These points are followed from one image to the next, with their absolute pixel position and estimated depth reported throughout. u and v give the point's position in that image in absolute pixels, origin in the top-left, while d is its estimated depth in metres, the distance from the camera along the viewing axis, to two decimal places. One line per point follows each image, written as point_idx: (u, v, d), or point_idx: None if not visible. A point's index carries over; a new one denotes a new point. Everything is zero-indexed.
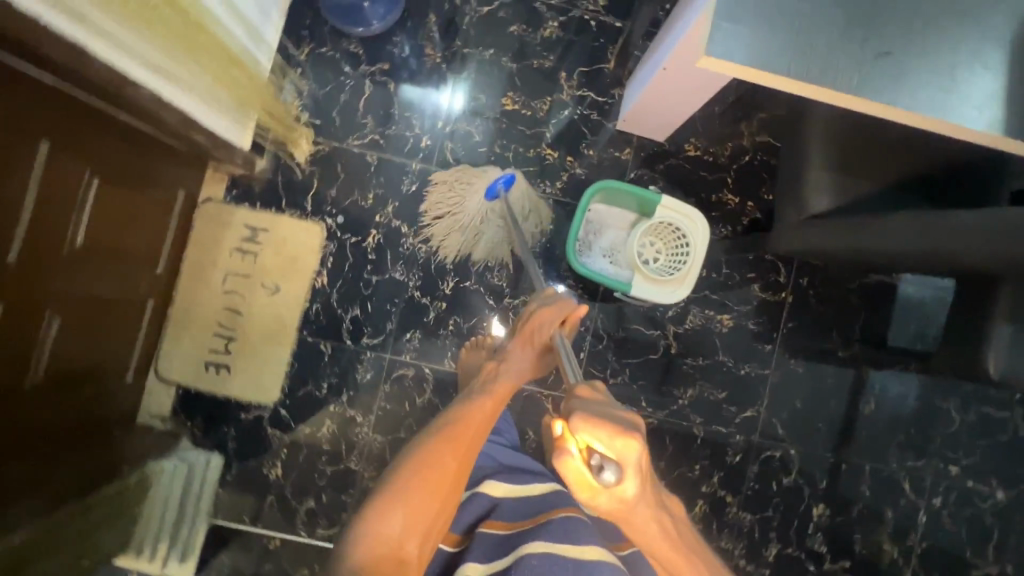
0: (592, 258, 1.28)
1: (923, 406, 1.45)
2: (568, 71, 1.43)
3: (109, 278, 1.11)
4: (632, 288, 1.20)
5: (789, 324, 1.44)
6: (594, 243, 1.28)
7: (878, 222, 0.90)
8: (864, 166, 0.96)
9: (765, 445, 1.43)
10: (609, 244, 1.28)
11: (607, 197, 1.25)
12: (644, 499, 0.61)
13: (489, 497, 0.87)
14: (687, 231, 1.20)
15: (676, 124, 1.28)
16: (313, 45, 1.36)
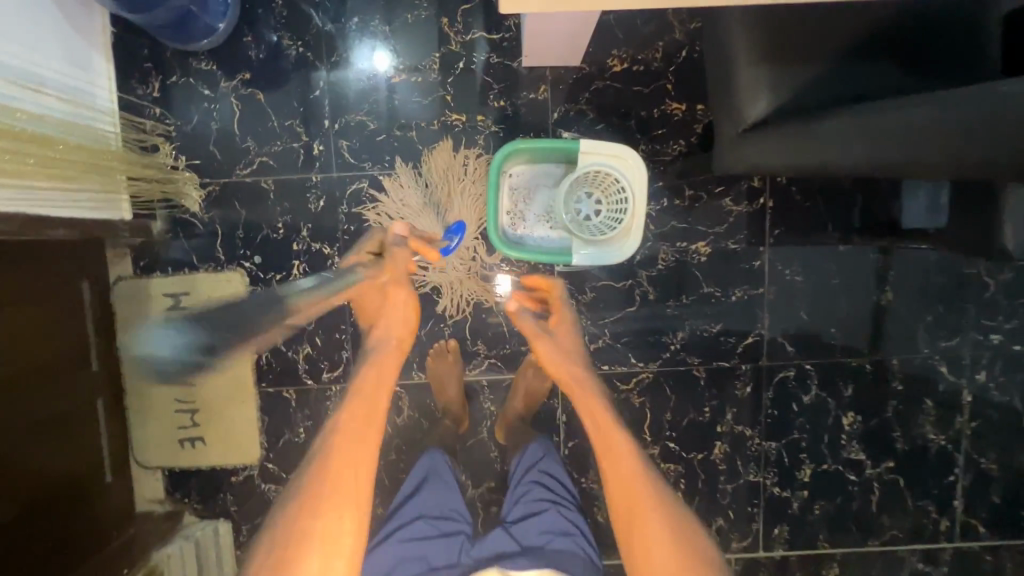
0: (529, 229, 1.12)
1: (949, 279, 1.27)
2: (450, 13, 1.20)
3: (40, 394, 1.06)
4: (573, 257, 1.06)
5: (776, 231, 1.26)
6: (523, 212, 1.12)
7: (825, 125, 0.75)
8: (797, 53, 0.80)
9: (778, 368, 1.30)
10: (539, 209, 1.12)
11: (521, 156, 1.09)
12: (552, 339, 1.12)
13: None
14: (619, 173, 1.03)
15: (582, 50, 1.10)
16: (161, 77, 1.19)
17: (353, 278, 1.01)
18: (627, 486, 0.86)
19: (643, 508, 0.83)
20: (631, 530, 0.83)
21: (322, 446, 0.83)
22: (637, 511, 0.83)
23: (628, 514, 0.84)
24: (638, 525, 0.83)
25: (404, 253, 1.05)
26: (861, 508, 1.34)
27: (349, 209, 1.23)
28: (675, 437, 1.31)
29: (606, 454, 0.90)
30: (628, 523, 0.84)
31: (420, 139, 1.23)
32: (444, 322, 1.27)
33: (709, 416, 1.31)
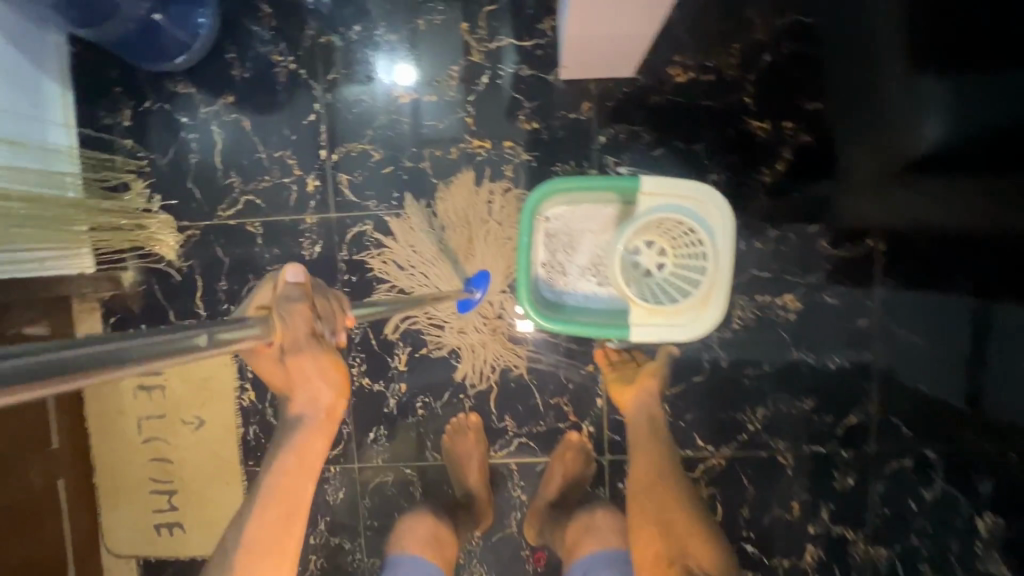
0: (572, 286, 0.89)
1: None
2: (471, 17, 0.98)
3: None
4: (630, 331, 0.83)
5: (888, 282, 0.97)
6: (565, 266, 0.89)
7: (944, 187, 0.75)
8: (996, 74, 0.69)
9: (889, 455, 1.01)
10: (585, 261, 0.88)
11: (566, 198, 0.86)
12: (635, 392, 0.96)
13: None
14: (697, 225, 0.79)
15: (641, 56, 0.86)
16: (132, 102, 1.01)
17: (249, 340, 0.48)
18: (654, 468, 0.87)
19: (668, 488, 0.85)
20: (648, 505, 0.84)
21: (244, 522, 0.62)
22: (663, 489, 0.85)
23: (650, 490, 0.85)
24: (659, 503, 0.84)
25: (298, 313, 0.52)
26: None
27: (350, 257, 1.02)
28: (754, 539, 1.04)
29: (642, 443, 0.89)
30: (647, 501, 0.84)
31: (436, 171, 1.00)
32: (466, 392, 1.04)
33: (798, 513, 1.03)
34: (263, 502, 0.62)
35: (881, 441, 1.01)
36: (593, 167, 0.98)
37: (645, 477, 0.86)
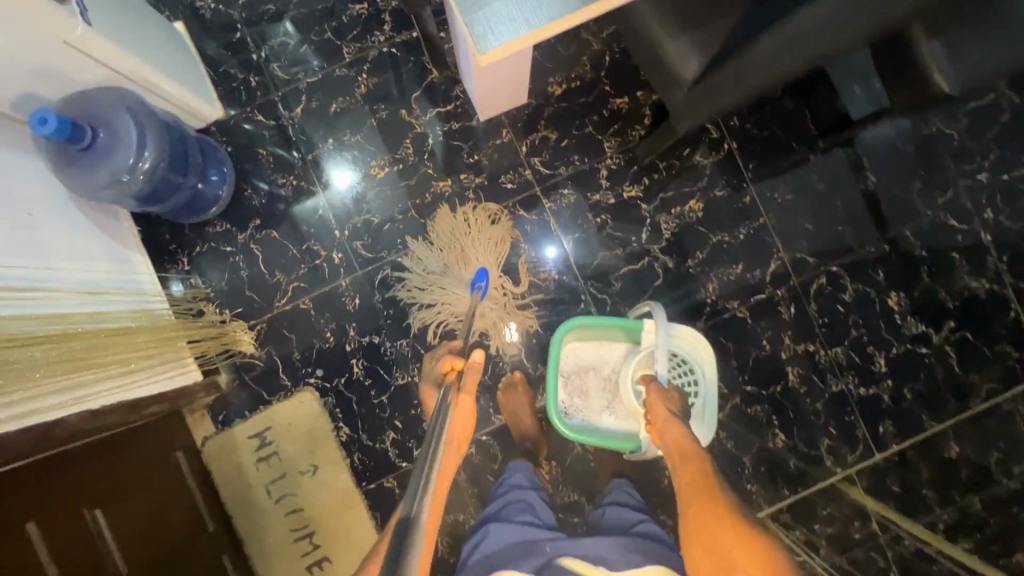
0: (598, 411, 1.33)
1: (917, 145, 1.38)
2: (405, 104, 1.37)
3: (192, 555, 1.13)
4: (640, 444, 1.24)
5: (750, 166, 1.37)
6: (580, 386, 1.35)
7: None
8: None
9: (809, 280, 1.37)
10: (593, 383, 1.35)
11: (582, 335, 1.32)
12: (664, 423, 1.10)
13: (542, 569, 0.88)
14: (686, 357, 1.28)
15: (526, 86, 1.27)
16: (187, 252, 1.33)
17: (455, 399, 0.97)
18: (701, 486, 0.96)
19: (712, 507, 0.91)
20: (694, 527, 0.90)
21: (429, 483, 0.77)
22: (709, 519, 0.89)
23: (697, 514, 0.91)
24: (703, 526, 0.89)
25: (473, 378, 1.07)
26: (947, 377, 1.37)
27: (383, 296, 1.35)
28: (748, 379, 1.37)
29: (679, 462, 1.04)
30: (694, 522, 0.91)
31: (421, 213, 1.36)
32: (503, 360, 1.36)
33: (769, 346, 1.37)
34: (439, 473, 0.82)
35: (799, 274, 1.37)
36: (526, 168, 1.36)
37: (689, 492, 0.97)
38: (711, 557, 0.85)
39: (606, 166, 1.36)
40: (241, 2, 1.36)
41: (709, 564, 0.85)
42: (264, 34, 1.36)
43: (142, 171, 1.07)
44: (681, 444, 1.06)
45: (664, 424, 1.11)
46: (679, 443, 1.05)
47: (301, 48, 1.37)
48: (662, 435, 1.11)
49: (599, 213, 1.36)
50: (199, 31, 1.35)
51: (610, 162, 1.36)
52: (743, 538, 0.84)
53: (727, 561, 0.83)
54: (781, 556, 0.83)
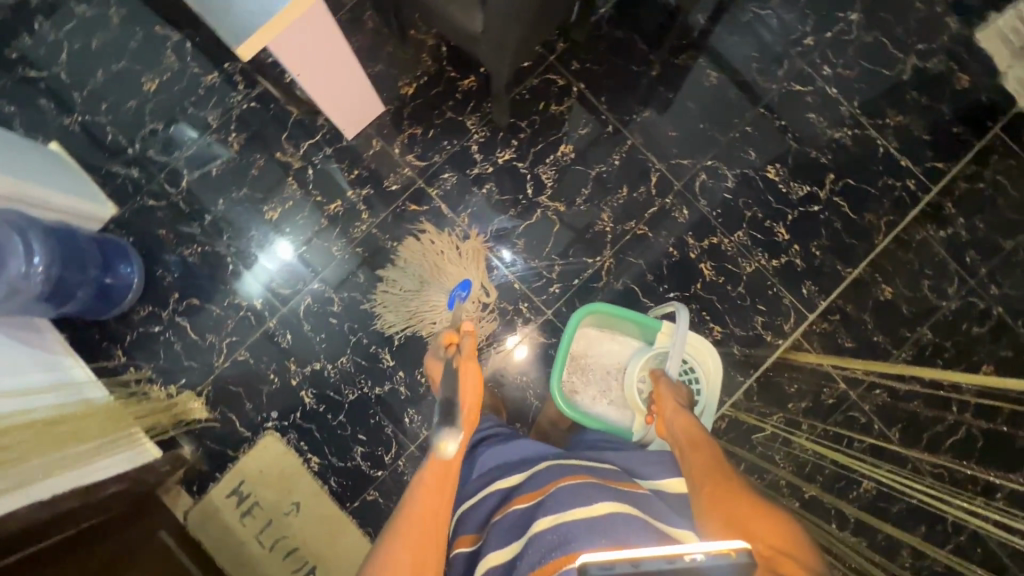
0: (592, 402, 1.43)
1: (741, 32, 1.49)
2: (278, 147, 1.46)
3: None
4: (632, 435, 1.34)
5: (603, 98, 1.48)
6: (582, 371, 1.44)
7: None
8: None
9: (691, 181, 1.46)
10: (596, 371, 1.44)
11: (597, 320, 1.41)
12: (672, 409, 1.21)
13: (551, 470, 0.97)
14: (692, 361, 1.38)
15: (366, 75, 1.28)
16: (119, 344, 1.40)
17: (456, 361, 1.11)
18: (709, 463, 1.03)
19: (725, 484, 0.97)
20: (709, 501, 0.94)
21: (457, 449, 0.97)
22: (726, 494, 0.95)
23: (713, 494, 0.96)
24: (726, 506, 0.92)
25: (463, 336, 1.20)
26: (844, 224, 1.47)
27: (314, 324, 1.42)
28: (669, 286, 1.45)
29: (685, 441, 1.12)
30: (709, 497, 0.95)
31: (324, 238, 1.45)
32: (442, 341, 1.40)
33: (676, 250, 1.45)
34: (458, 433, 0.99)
35: (680, 178, 1.47)
36: (405, 167, 1.46)
37: (699, 469, 1.02)
38: (731, 528, 0.89)
39: (475, 141, 1.46)
40: (104, 107, 1.46)
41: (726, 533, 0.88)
42: (132, 128, 1.46)
43: (37, 275, 1.17)
44: (688, 430, 1.14)
45: (672, 412, 1.21)
46: (686, 429, 1.15)
47: (170, 130, 1.46)
48: (671, 423, 1.20)
49: (484, 184, 1.46)
50: (74, 145, 1.45)
51: (476, 136, 1.46)
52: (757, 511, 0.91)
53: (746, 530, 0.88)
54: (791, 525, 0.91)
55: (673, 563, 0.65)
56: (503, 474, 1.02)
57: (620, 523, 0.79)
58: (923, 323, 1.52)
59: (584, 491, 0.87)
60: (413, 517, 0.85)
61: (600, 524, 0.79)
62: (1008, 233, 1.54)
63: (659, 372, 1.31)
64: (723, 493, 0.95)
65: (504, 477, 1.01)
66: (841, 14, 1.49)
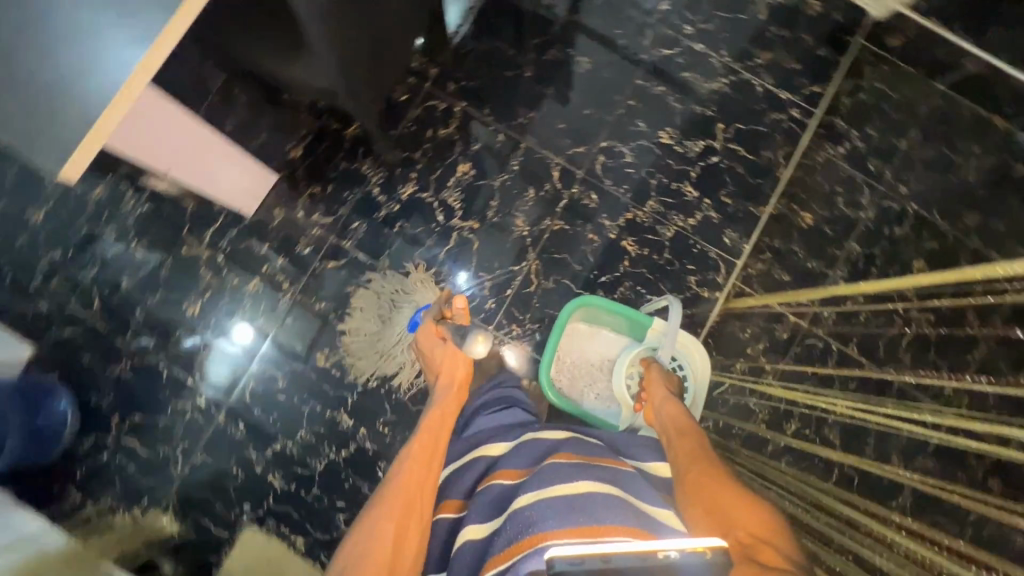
0: (580, 396, 1.43)
1: (599, 14, 1.53)
2: (182, 241, 1.44)
3: None
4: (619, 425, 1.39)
5: (486, 111, 1.50)
6: (571, 369, 1.43)
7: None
8: None
9: (591, 166, 1.49)
10: (583, 369, 1.44)
11: (588, 315, 1.42)
12: (663, 396, 1.24)
13: (544, 444, 0.97)
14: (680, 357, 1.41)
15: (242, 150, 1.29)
16: (70, 482, 1.35)
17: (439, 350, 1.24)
18: (696, 452, 1.05)
19: (710, 471, 0.99)
20: (695, 489, 0.95)
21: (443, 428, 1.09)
22: (713, 481, 0.96)
23: (698, 479, 0.97)
24: (708, 490, 0.94)
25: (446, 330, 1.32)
26: (746, 166, 1.51)
27: (263, 405, 1.40)
28: (598, 271, 1.47)
29: (674, 430, 1.14)
30: (695, 484, 0.96)
31: (251, 318, 1.43)
32: (402, 369, 1.41)
33: (595, 235, 1.48)
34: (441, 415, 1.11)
35: (580, 166, 1.49)
36: (313, 228, 1.46)
37: (687, 458, 1.04)
38: (710, 512, 0.90)
39: (375, 184, 1.47)
40: None
41: (709, 520, 0.89)
42: (29, 263, 1.42)
43: None
44: (677, 420, 1.16)
45: (662, 401, 1.23)
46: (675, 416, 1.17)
47: (68, 254, 1.43)
48: (660, 412, 1.21)
49: (395, 223, 1.46)
50: None
51: (375, 179, 1.47)
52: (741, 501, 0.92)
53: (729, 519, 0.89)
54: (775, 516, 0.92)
55: (647, 560, 0.63)
56: (492, 439, 1.03)
57: (597, 505, 0.79)
58: (849, 238, 1.60)
59: (565, 472, 0.86)
60: (399, 491, 0.93)
61: (576, 505, 0.79)
62: (897, 134, 1.63)
63: (651, 358, 1.35)
64: (707, 479, 0.97)
65: (492, 444, 1.01)
66: None
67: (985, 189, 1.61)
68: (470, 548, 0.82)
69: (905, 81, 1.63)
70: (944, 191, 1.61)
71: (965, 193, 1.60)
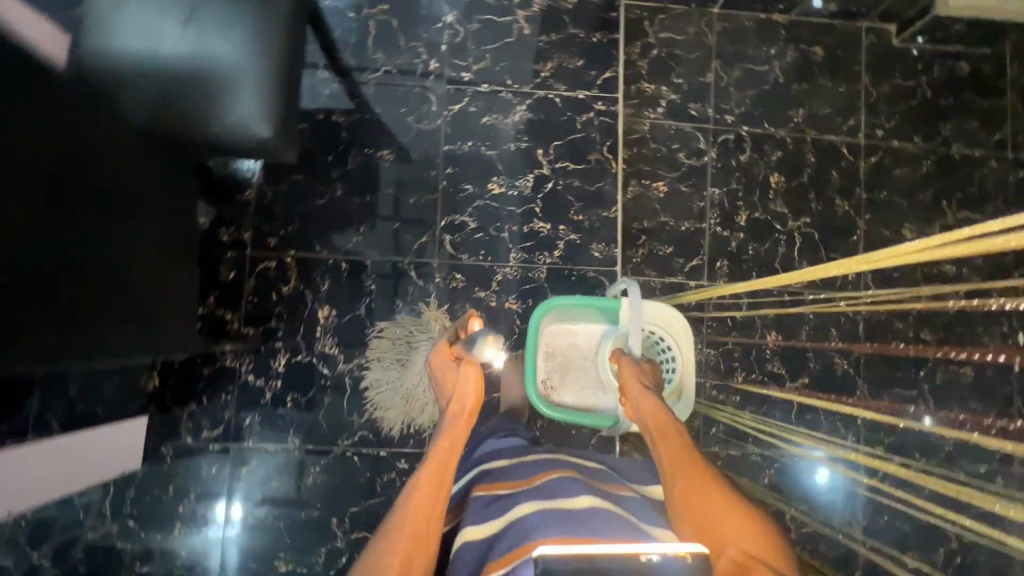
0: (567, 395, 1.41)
1: (377, 104, 1.48)
2: (82, 529, 1.32)
3: None
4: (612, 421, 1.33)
5: (317, 247, 1.43)
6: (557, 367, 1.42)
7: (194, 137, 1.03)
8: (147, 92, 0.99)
9: (441, 249, 1.46)
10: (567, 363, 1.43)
11: (559, 315, 1.39)
12: (639, 391, 1.17)
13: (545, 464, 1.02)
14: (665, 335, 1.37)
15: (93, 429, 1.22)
16: None
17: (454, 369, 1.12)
18: (684, 456, 0.99)
19: (703, 478, 0.93)
20: (687, 507, 0.89)
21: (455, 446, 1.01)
22: (705, 492, 0.90)
23: (688, 490, 0.92)
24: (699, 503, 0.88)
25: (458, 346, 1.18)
26: (581, 177, 1.50)
27: None
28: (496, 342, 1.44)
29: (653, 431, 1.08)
30: (687, 501, 0.90)
31: (193, 563, 1.34)
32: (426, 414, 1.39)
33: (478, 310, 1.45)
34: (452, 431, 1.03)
35: (431, 255, 1.45)
36: (207, 445, 1.37)
37: (676, 465, 0.97)
38: (703, 529, 0.85)
39: (247, 372, 1.39)
40: None
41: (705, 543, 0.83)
42: None
43: None
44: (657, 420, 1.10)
45: (638, 398, 1.16)
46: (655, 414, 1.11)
47: None
48: (638, 410, 1.15)
49: (285, 399, 1.39)
50: None
51: (244, 367, 1.39)
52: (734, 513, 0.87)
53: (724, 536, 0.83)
54: (770, 526, 0.87)
55: (632, 561, 0.57)
56: (493, 462, 1.11)
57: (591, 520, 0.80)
58: (705, 186, 1.66)
59: (562, 491, 0.89)
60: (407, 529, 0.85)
61: (568, 518, 0.81)
62: (700, 71, 1.70)
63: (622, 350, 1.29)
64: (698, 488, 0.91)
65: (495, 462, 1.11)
66: (438, 25, 1.51)
67: (795, 83, 1.72)
68: (470, 550, 0.85)
69: (682, 19, 1.71)
70: (762, 103, 1.70)
71: (781, 94, 1.71)
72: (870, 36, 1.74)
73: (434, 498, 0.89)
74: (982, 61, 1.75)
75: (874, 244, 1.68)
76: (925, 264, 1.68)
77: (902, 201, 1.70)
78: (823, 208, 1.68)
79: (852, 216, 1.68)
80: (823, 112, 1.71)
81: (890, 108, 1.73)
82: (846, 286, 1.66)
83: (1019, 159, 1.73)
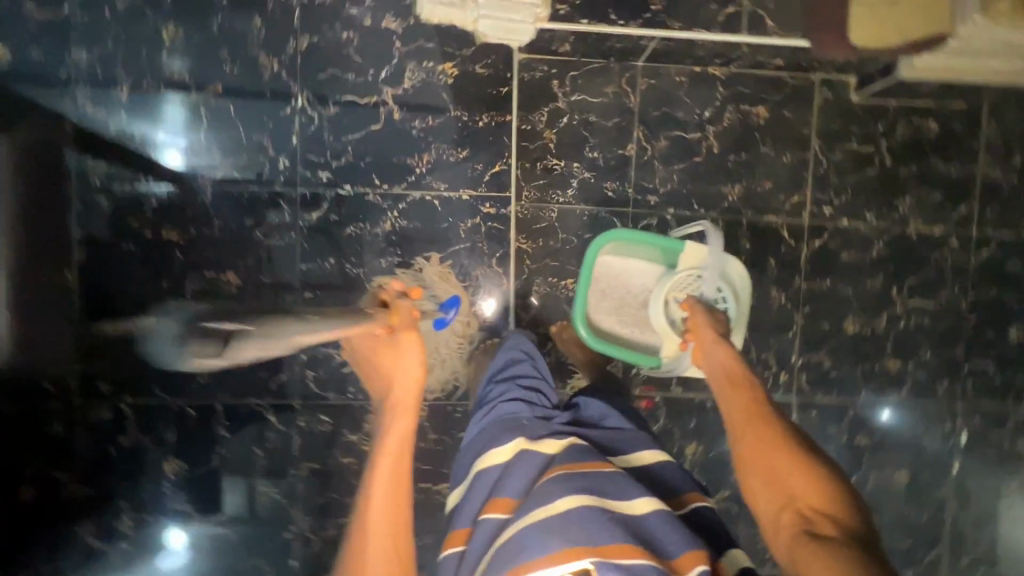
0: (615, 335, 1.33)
1: (217, 217, 1.24)
2: None
3: None
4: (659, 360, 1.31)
5: (157, 391, 1.23)
6: (611, 302, 1.33)
7: None
8: None
9: (301, 386, 1.25)
10: (622, 298, 1.33)
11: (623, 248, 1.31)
12: (704, 329, 1.17)
13: (544, 456, 0.84)
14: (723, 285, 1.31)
15: None
16: None
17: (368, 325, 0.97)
18: (751, 404, 0.97)
19: (767, 429, 0.92)
20: (754, 460, 0.90)
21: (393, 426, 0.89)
22: (776, 448, 0.89)
23: (757, 438, 0.91)
24: (763, 451, 0.89)
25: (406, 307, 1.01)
26: (467, 296, 1.31)
27: None
28: None
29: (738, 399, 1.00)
30: (752, 447, 0.91)
31: None
32: (435, 371, 1.28)
33: (349, 456, 1.26)
34: (394, 410, 0.91)
35: (292, 395, 1.25)
36: None
37: (744, 418, 0.96)
38: (769, 475, 0.87)
39: (88, 535, 1.23)
40: None
41: (768, 489, 0.86)
42: None
43: None
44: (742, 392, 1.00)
45: (710, 347, 1.13)
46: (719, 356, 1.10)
47: None
48: (709, 359, 1.12)
49: (135, 562, 1.24)
50: None
51: (83, 531, 1.23)
52: (803, 464, 0.85)
53: (789, 488, 0.84)
54: (833, 469, 0.86)
55: None
56: (484, 442, 0.91)
57: (573, 531, 0.69)
58: None
59: (547, 499, 0.73)
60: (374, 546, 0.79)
61: (545, 543, 0.68)
62: (619, 141, 1.40)
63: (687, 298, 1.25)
64: (766, 436, 0.91)
65: (490, 452, 0.87)
66: (286, 111, 1.24)
67: (732, 153, 1.44)
68: None
69: (599, 77, 1.39)
70: (693, 179, 1.44)
71: (715, 168, 1.44)
72: (822, 89, 1.46)
73: (396, 493, 0.84)
74: (954, 117, 1.48)
75: (812, 340, 1.48)
76: (867, 361, 1.50)
77: (847, 290, 1.49)
78: (755, 301, 1.47)
79: (788, 310, 1.48)
80: (762, 188, 1.46)
81: (842, 179, 1.47)
82: (777, 389, 1.49)
83: (984, 236, 1.51)
